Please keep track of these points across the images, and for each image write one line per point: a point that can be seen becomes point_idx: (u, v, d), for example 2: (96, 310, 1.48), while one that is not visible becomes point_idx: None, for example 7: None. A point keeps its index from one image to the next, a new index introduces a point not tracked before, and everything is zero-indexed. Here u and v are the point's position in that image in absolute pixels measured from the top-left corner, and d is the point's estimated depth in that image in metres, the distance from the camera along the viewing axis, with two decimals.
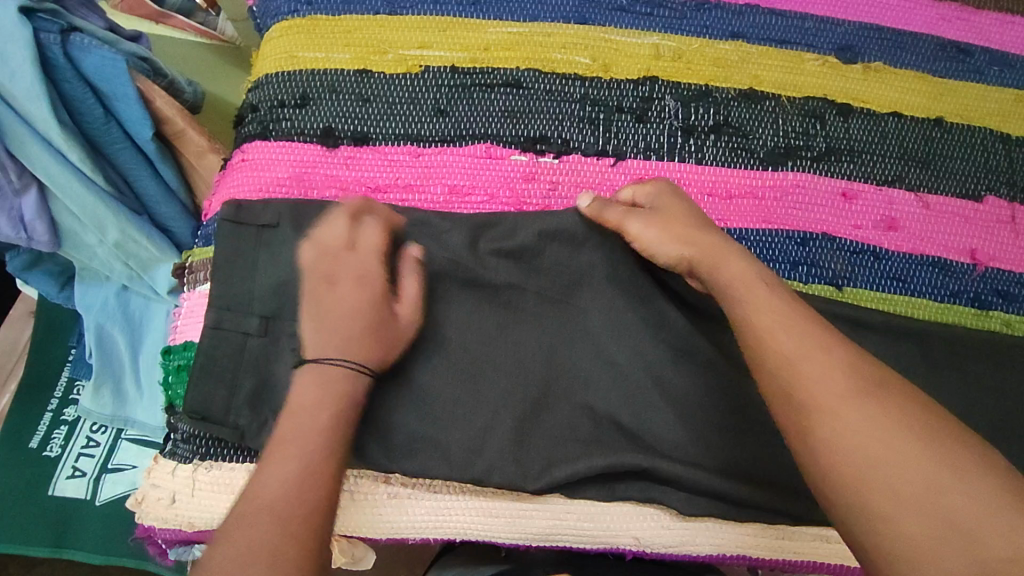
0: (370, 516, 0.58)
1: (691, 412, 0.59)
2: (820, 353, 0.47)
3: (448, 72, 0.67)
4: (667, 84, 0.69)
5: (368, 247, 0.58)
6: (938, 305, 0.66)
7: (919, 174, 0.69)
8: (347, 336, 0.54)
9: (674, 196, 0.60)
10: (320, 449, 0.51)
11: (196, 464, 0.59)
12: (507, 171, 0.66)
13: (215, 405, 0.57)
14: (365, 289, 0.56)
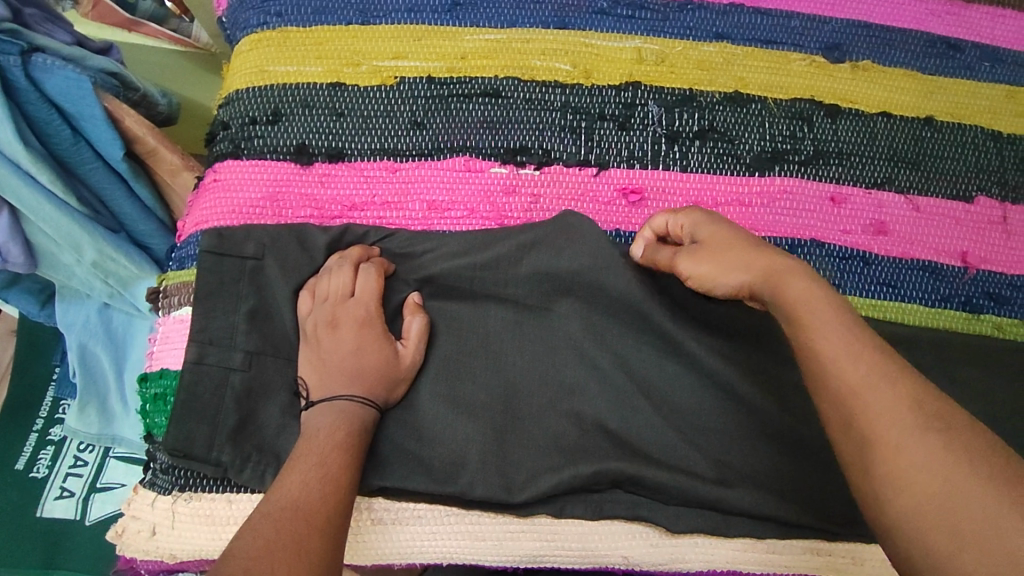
0: (374, 543, 0.57)
1: (679, 428, 0.57)
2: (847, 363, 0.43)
3: (425, 83, 0.65)
4: (651, 89, 0.67)
5: (368, 294, 0.58)
6: (928, 310, 0.65)
7: (909, 175, 0.67)
8: (355, 377, 0.55)
9: (716, 225, 0.55)
10: (300, 479, 0.49)
11: (176, 495, 0.57)
12: (486, 184, 0.64)
13: (193, 437, 0.55)
14: (373, 338, 0.57)
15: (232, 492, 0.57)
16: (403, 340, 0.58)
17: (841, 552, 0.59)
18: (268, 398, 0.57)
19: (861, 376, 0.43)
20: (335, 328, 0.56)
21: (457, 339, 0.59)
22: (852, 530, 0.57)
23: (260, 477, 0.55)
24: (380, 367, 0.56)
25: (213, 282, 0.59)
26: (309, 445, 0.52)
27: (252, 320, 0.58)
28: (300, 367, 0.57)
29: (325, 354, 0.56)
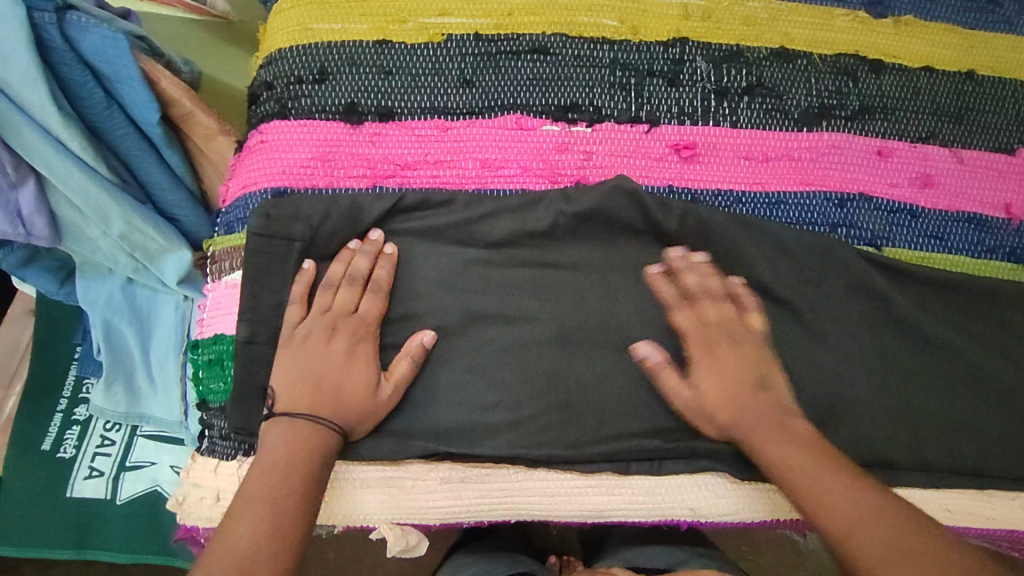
0: (445, 501, 0.57)
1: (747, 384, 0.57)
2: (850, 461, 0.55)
3: (473, 40, 0.64)
4: (697, 45, 0.67)
5: (370, 314, 0.56)
6: (975, 261, 0.66)
7: (952, 129, 0.68)
8: (336, 398, 0.54)
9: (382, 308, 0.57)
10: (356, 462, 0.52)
11: (240, 461, 0.57)
12: (539, 142, 0.63)
13: (265, 411, 0.56)
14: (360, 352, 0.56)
15: None
16: (387, 375, 0.56)
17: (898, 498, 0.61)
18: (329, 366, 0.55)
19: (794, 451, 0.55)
20: (330, 336, 0.55)
21: (519, 299, 0.58)
22: (898, 471, 0.60)
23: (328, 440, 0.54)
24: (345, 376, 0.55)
25: (268, 245, 0.56)
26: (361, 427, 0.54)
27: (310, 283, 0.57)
28: (273, 375, 0.55)
29: (311, 363, 0.55)
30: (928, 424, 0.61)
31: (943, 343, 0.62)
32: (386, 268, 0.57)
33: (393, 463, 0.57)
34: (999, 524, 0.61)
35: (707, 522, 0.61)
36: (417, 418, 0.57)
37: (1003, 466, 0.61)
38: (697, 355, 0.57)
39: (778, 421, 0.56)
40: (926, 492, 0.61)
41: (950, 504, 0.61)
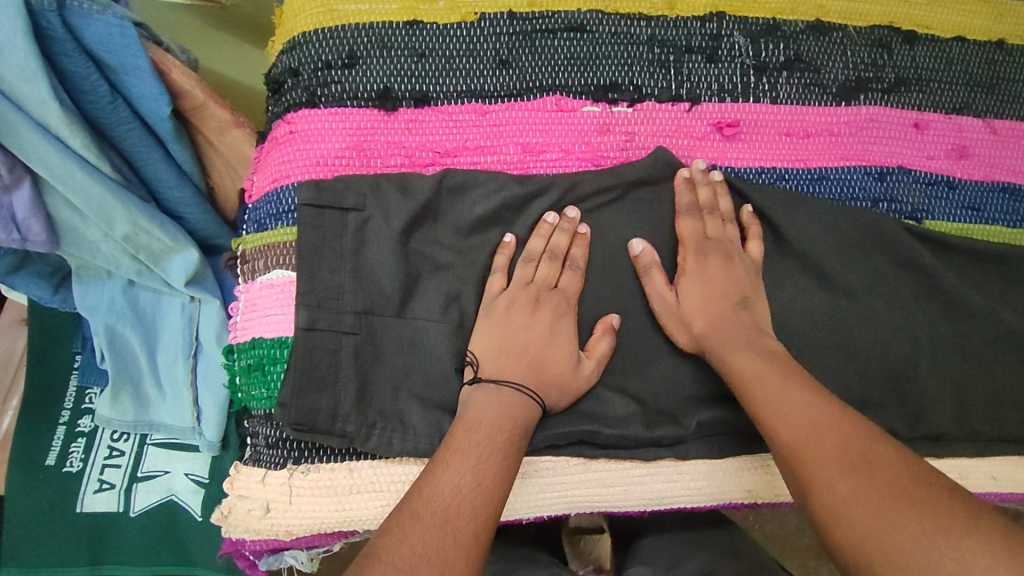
0: None
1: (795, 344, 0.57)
2: (849, 426, 0.47)
3: (507, 19, 0.61)
4: (735, 20, 0.65)
5: (571, 289, 0.56)
6: (1010, 231, 0.66)
7: (985, 99, 0.68)
8: (534, 365, 0.52)
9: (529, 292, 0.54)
10: (490, 443, 0.48)
11: (291, 470, 0.52)
12: (580, 124, 0.61)
13: (322, 414, 0.50)
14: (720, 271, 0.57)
15: (352, 459, 0.53)
16: (586, 352, 0.55)
17: (949, 469, 0.61)
18: (386, 364, 0.52)
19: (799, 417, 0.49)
20: (534, 309, 0.54)
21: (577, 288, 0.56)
22: (948, 441, 0.60)
23: (389, 445, 0.51)
24: (728, 302, 0.56)
25: (312, 239, 0.51)
26: (493, 412, 0.50)
27: (357, 277, 0.52)
28: (473, 339, 0.53)
29: (508, 333, 0.53)
30: (974, 393, 0.61)
31: (987, 314, 0.62)
32: (582, 249, 0.56)
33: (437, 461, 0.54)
34: None
35: (761, 504, 0.61)
36: None
37: None
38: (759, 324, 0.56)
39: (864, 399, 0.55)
40: (976, 461, 0.61)
41: (1000, 472, 0.61)
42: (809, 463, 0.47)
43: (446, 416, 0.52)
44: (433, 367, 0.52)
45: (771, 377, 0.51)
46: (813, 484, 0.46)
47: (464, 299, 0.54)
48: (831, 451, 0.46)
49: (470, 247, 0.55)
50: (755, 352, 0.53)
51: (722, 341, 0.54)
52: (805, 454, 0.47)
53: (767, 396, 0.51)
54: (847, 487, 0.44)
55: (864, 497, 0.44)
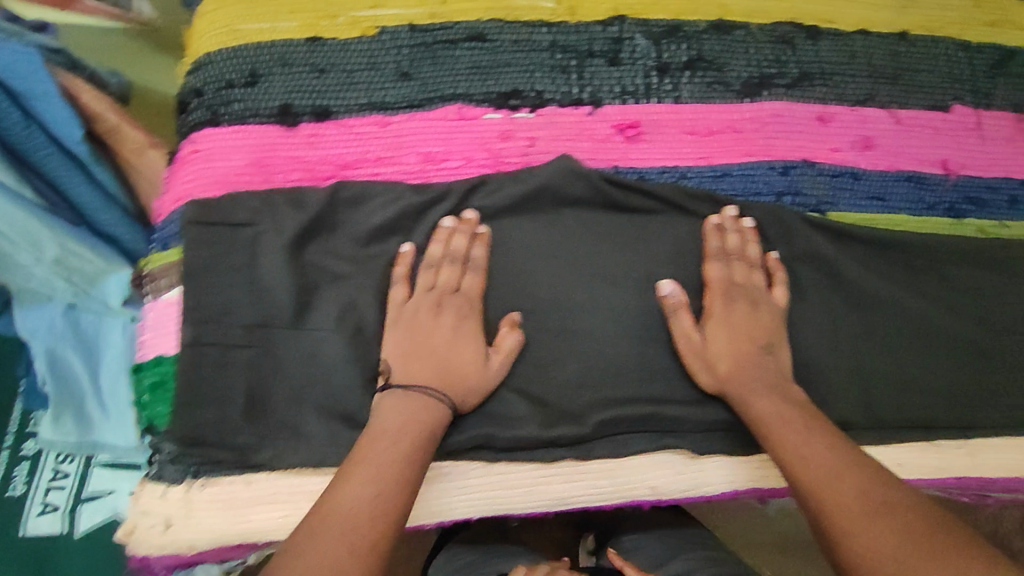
0: None
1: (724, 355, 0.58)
2: (865, 476, 0.50)
3: (407, 31, 0.62)
4: (636, 23, 0.66)
5: (473, 291, 0.57)
6: (915, 219, 0.68)
7: (889, 90, 0.69)
8: (438, 369, 0.53)
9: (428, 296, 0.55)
10: (395, 458, 0.48)
11: (190, 484, 0.53)
12: (482, 131, 0.62)
13: (211, 427, 0.52)
14: (735, 321, 0.59)
15: (250, 472, 0.54)
16: (494, 349, 0.56)
17: None
18: (281, 376, 0.53)
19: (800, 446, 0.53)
20: (439, 312, 0.55)
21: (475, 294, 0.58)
22: (852, 429, 0.61)
23: (283, 454, 0.52)
24: (754, 347, 0.59)
25: (202, 255, 0.53)
26: (400, 423, 0.50)
27: (248, 292, 0.53)
28: (382, 348, 0.54)
29: (417, 339, 0.54)
30: (875, 381, 0.63)
31: (885, 305, 0.64)
32: (482, 250, 0.57)
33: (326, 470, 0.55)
34: (949, 473, 0.63)
35: (666, 501, 0.62)
36: None
37: (947, 416, 0.63)
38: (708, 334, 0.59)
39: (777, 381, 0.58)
40: (879, 447, 0.62)
41: (903, 458, 0.62)
42: (837, 504, 0.48)
43: (341, 424, 0.53)
44: (326, 377, 0.54)
45: (789, 423, 0.54)
46: (840, 525, 0.47)
47: (361, 308, 0.55)
48: (856, 495, 0.48)
49: (368, 256, 0.57)
50: (775, 397, 0.56)
51: (746, 384, 0.57)
52: (834, 496, 0.49)
53: (791, 439, 0.53)
54: (875, 530, 0.46)
55: (889, 544, 0.45)
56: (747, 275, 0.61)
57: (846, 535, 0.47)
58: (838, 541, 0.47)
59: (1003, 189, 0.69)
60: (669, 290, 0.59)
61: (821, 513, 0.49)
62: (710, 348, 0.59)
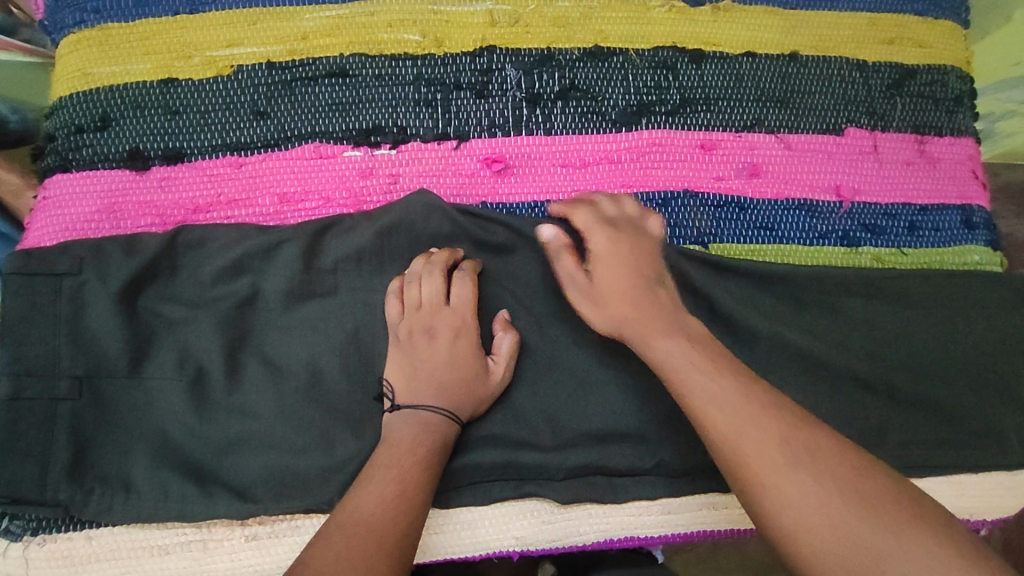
0: (230, 563, 0.53)
1: (616, 293, 0.54)
2: (778, 422, 0.45)
3: (265, 69, 0.61)
4: (506, 53, 0.64)
5: (463, 305, 0.56)
6: (806, 249, 0.64)
7: (778, 114, 0.66)
8: (441, 387, 0.53)
9: (445, 320, 0.55)
10: (379, 488, 0.47)
11: (26, 541, 0.52)
12: (340, 170, 0.61)
13: (25, 485, 0.50)
14: (626, 263, 0.55)
15: (90, 527, 0.52)
16: (494, 355, 0.55)
17: (733, 502, 0.58)
18: (110, 428, 0.52)
19: (721, 410, 0.46)
20: (430, 335, 0.55)
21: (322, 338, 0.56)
22: None
23: (108, 510, 0.51)
24: (644, 279, 0.54)
25: (24, 305, 0.52)
26: (395, 453, 0.50)
27: (76, 342, 0.52)
28: (388, 367, 0.55)
29: (401, 361, 0.54)
30: None
31: (771, 335, 0.60)
32: (473, 269, 0.57)
33: (159, 525, 0.52)
34: None
35: (537, 551, 0.58)
36: (219, 470, 0.52)
37: None
38: (605, 280, 0.54)
39: (671, 315, 0.52)
40: None
41: None
42: (756, 460, 0.44)
43: (169, 479, 0.51)
44: (154, 430, 0.52)
45: (692, 368, 0.48)
46: (765, 486, 0.43)
47: (197, 355, 0.54)
48: (775, 450, 0.44)
49: (213, 299, 0.55)
50: (674, 336, 0.51)
51: (642, 326, 0.52)
52: (752, 453, 0.44)
53: (694, 381, 0.48)
54: (801, 490, 0.42)
55: (816, 507, 0.41)
56: (621, 209, 0.58)
57: (772, 497, 0.43)
58: (762, 503, 0.43)
59: (902, 215, 0.65)
60: (549, 233, 0.57)
61: (739, 470, 0.44)
62: (604, 295, 0.54)
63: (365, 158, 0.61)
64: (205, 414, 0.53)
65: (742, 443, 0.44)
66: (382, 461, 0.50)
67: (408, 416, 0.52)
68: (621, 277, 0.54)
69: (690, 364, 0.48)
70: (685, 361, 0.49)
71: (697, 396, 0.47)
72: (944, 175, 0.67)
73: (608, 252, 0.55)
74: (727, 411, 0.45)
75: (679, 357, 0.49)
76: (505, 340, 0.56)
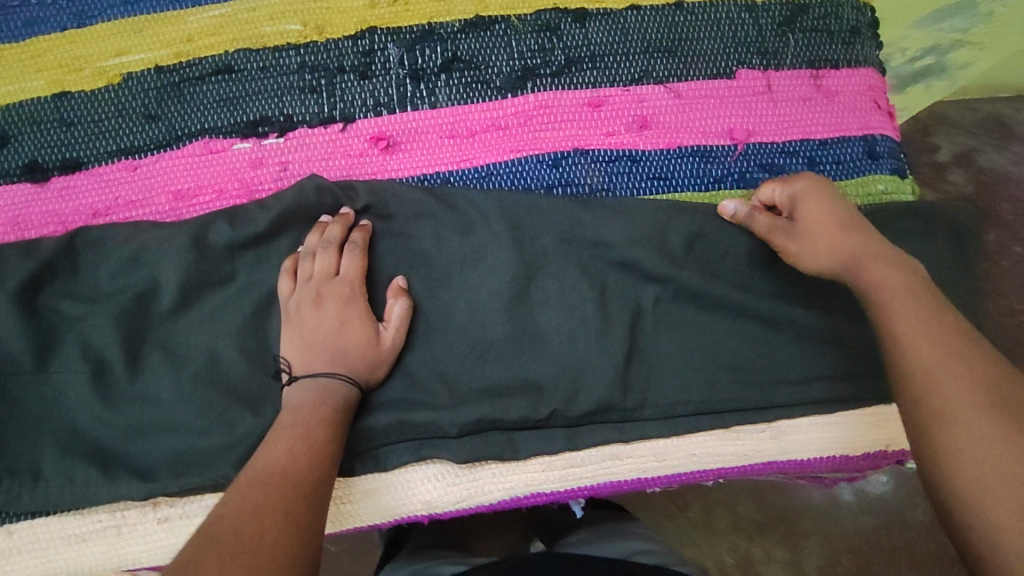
0: (145, 545, 0.56)
1: (827, 236, 0.54)
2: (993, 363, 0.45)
3: (153, 74, 0.63)
4: (387, 32, 0.65)
5: (351, 274, 0.57)
6: (701, 195, 0.64)
7: (666, 64, 0.66)
8: (336, 355, 0.54)
9: (339, 287, 0.56)
10: (286, 447, 0.49)
11: None
12: (230, 163, 0.62)
13: None
14: (830, 203, 0.56)
15: (11, 522, 0.55)
16: (385, 323, 0.57)
17: (639, 452, 0.59)
18: (19, 422, 0.55)
19: (932, 356, 0.46)
20: (319, 303, 0.55)
21: (218, 323, 0.57)
22: (634, 424, 0.58)
23: (20, 498, 0.54)
24: (850, 217, 0.55)
25: None
26: (295, 419, 0.51)
27: None
28: (283, 345, 0.56)
29: (296, 335, 0.55)
30: (659, 369, 0.59)
31: (666, 281, 0.59)
32: (363, 236, 0.58)
33: (75, 513, 0.55)
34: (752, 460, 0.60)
35: (445, 515, 0.60)
36: (126, 455, 0.55)
37: (744, 399, 0.59)
38: (799, 226, 0.56)
39: (899, 260, 0.53)
40: (668, 441, 0.59)
41: (697, 450, 0.59)
42: (941, 391, 0.44)
43: (77, 466, 0.54)
44: (62, 421, 0.55)
45: (911, 298, 0.49)
46: (947, 420, 0.43)
47: (97, 349, 0.56)
48: (969, 391, 0.43)
49: (111, 295, 0.57)
50: (896, 269, 0.52)
51: (852, 259, 0.53)
52: (938, 379, 0.44)
53: (905, 318, 0.48)
54: (978, 427, 0.41)
55: (993, 446, 0.40)
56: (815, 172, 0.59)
57: (949, 435, 0.42)
58: (931, 431, 0.43)
59: (801, 151, 0.65)
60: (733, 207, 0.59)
61: (923, 400, 0.44)
62: (808, 226, 0.55)
63: (255, 150, 0.63)
64: (108, 404, 0.55)
65: (944, 397, 0.44)
66: (290, 424, 0.51)
67: (304, 387, 0.53)
68: (832, 212, 0.55)
69: (907, 297, 0.49)
70: (894, 290, 0.50)
71: (914, 349, 0.47)
72: (844, 108, 0.66)
73: (808, 192, 0.56)
74: (932, 356, 0.46)
75: (899, 287, 0.50)
76: (396, 305, 0.57)
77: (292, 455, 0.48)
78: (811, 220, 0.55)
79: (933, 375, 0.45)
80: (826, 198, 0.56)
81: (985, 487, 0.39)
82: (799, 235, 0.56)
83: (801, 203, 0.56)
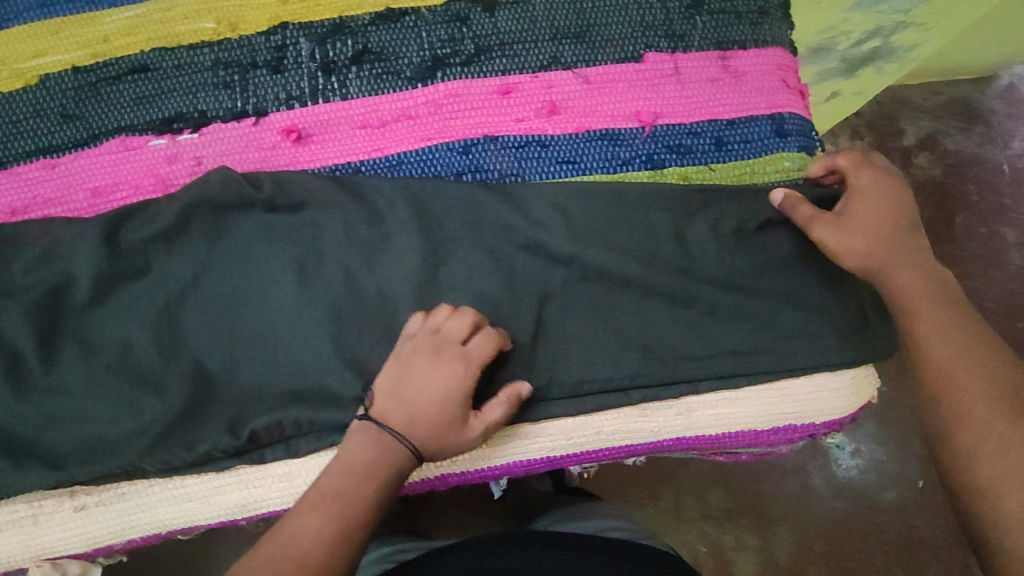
0: (63, 533, 0.58)
1: (864, 231, 0.59)
2: (991, 367, 0.53)
3: (70, 75, 0.65)
4: (298, 27, 0.66)
5: (461, 332, 0.56)
6: (610, 176, 0.65)
7: (575, 49, 0.66)
8: (414, 414, 0.55)
9: (425, 342, 0.56)
10: (320, 518, 0.51)
11: None
12: (146, 159, 0.64)
13: None
14: (881, 201, 0.60)
15: None
16: (477, 415, 0.57)
17: (547, 431, 0.61)
18: None
19: (956, 365, 0.53)
20: (436, 357, 0.56)
21: (130, 314, 0.59)
22: (541, 403, 0.60)
23: None
24: (899, 215, 0.60)
25: None
26: (344, 489, 0.53)
27: None
28: (382, 374, 0.57)
29: (396, 379, 0.56)
30: (563, 349, 0.60)
31: (571, 261, 0.60)
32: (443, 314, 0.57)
33: None
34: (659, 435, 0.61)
35: None
36: (41, 443, 0.57)
37: (648, 374, 0.60)
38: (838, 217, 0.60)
39: (914, 262, 0.58)
40: (576, 420, 0.61)
41: (604, 427, 0.61)
42: (957, 401, 0.53)
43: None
44: None
45: (931, 300, 0.56)
46: (962, 428, 0.52)
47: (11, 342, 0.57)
48: (980, 401, 0.52)
49: (24, 290, 0.58)
50: (914, 274, 0.58)
51: (885, 261, 0.58)
52: (959, 390, 0.53)
53: (929, 317, 0.56)
54: (997, 434, 0.50)
55: (1002, 457, 0.49)
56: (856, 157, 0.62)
57: (969, 438, 0.51)
58: (949, 433, 0.52)
59: (708, 132, 0.65)
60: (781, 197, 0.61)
61: (941, 402, 0.53)
62: (846, 220, 0.59)
63: (169, 146, 0.64)
64: (22, 395, 0.57)
65: (954, 406, 0.53)
66: (336, 489, 0.53)
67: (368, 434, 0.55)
68: (875, 211, 0.60)
69: (921, 295, 0.57)
70: (920, 298, 0.56)
71: (934, 353, 0.54)
72: (751, 88, 0.66)
73: (872, 183, 0.61)
74: (947, 361, 0.54)
75: (914, 290, 0.57)
76: (497, 409, 0.56)
77: (326, 535, 0.50)
78: (858, 213, 0.60)
79: (955, 378, 0.53)
80: (876, 193, 0.61)
81: (995, 489, 0.49)
82: (841, 225, 0.59)
83: (851, 198, 0.61)
